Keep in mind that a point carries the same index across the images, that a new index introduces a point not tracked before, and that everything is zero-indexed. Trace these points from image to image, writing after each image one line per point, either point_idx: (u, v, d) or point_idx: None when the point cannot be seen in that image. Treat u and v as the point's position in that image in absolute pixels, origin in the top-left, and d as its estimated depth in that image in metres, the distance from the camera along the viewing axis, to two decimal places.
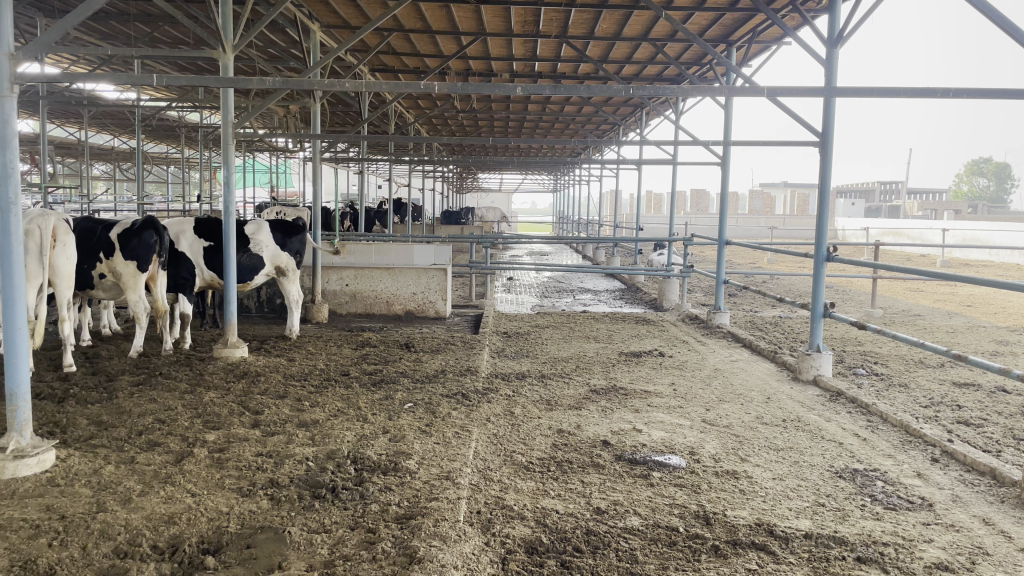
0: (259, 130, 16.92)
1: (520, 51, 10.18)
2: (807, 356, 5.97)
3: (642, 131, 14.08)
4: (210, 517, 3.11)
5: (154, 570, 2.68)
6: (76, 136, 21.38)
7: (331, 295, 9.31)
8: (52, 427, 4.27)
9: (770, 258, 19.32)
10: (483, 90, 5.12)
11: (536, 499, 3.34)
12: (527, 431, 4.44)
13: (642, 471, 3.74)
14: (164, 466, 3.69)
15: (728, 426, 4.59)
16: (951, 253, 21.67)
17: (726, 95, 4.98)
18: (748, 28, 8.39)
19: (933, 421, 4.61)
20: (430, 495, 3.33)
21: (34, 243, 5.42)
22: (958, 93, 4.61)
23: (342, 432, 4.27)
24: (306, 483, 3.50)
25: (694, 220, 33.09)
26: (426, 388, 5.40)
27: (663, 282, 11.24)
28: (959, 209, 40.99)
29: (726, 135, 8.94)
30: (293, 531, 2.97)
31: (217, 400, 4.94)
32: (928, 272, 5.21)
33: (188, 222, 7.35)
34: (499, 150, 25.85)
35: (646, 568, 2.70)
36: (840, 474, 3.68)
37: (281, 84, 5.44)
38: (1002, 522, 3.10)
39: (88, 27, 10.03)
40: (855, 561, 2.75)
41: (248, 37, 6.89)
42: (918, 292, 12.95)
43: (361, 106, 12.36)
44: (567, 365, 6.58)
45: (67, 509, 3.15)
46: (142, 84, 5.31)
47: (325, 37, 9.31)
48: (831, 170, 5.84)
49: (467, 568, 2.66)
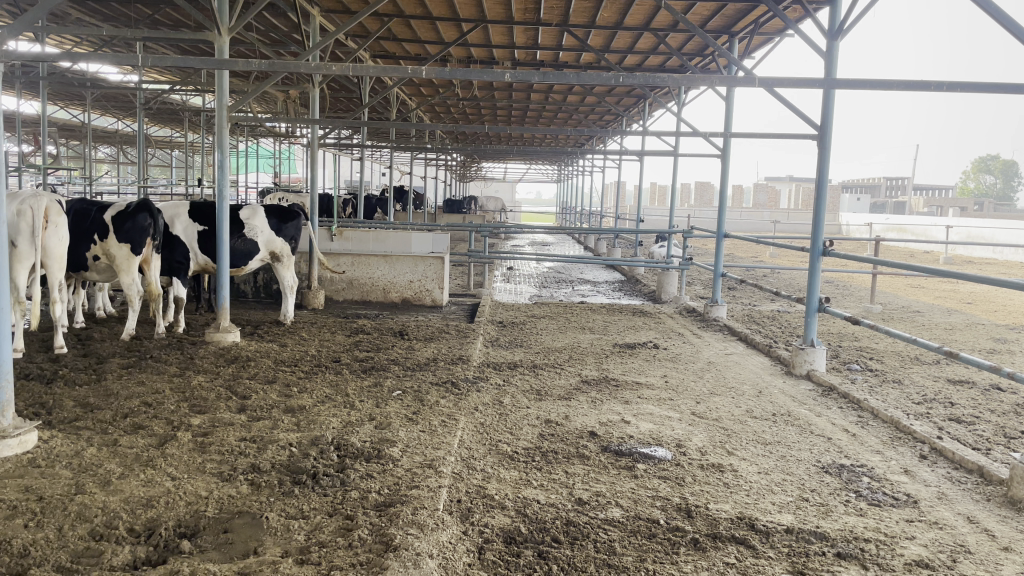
0: (261, 114, 16.85)
1: (519, 38, 10.08)
2: (801, 350, 5.92)
3: (644, 122, 13.98)
4: (188, 502, 3.09)
5: (128, 553, 2.65)
6: (78, 118, 21.29)
7: (328, 281, 9.28)
8: (38, 408, 4.26)
9: (773, 252, 19.32)
10: (474, 77, 5.01)
11: (518, 489, 3.32)
12: (515, 421, 4.41)
13: (626, 462, 3.71)
14: (146, 449, 3.67)
15: (717, 419, 4.56)
16: (955, 250, 21.65)
17: (723, 85, 4.92)
18: (750, 19, 8.29)
19: (923, 418, 4.57)
20: (411, 483, 3.31)
21: (25, 224, 5.34)
22: (951, 86, 4.55)
23: (328, 419, 4.25)
24: (288, 468, 3.49)
25: (699, 212, 32.89)
26: (416, 376, 5.39)
27: (662, 274, 11.18)
28: (964, 208, 40.65)
29: (727, 128, 8.87)
30: (270, 517, 2.95)
31: (205, 384, 4.92)
32: (926, 267, 5.14)
33: (183, 205, 7.32)
34: (503, 140, 25.79)
35: (623, 560, 2.67)
36: (826, 469, 3.65)
37: (271, 67, 5.33)
38: (987, 521, 3.06)
39: (88, 8, 9.94)
40: (834, 556, 2.72)
41: (245, 20, 6.80)
42: (918, 289, 12.86)
43: (362, 91, 12.28)
44: (560, 355, 6.56)
45: (45, 490, 3.13)
46: (132, 66, 5.24)
47: (324, 22, 9.23)
48: (829, 164, 5.77)
49: (442, 557, 2.64)
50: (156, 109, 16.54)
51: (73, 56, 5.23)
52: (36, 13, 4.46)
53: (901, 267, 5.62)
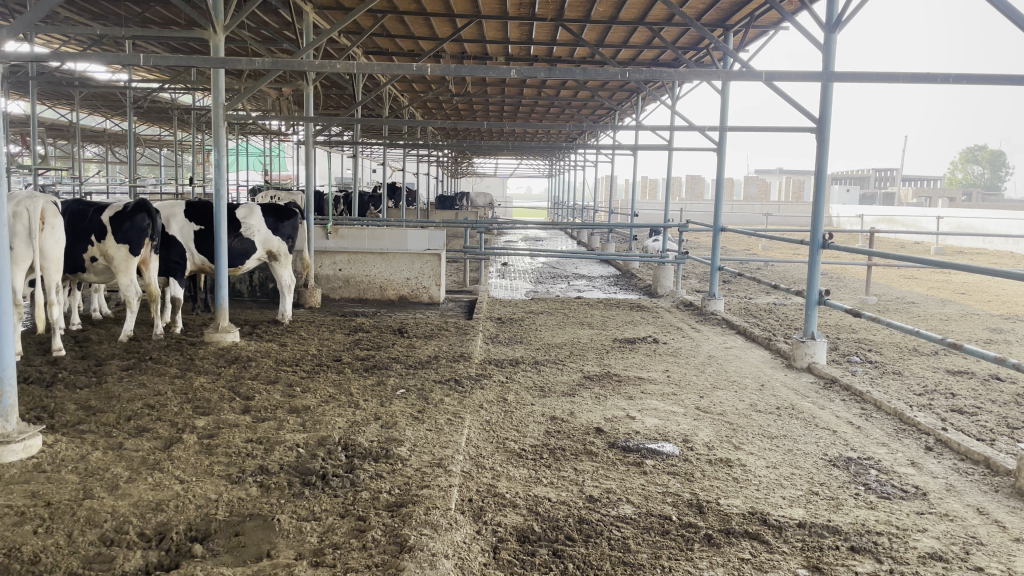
0: (252, 112, 16.76)
1: (514, 33, 10.05)
2: (802, 343, 5.94)
3: (637, 116, 13.97)
4: (198, 505, 3.08)
5: (141, 558, 2.63)
6: (67, 117, 21.11)
7: (324, 280, 9.25)
8: (40, 412, 4.22)
9: (766, 245, 19.38)
10: (478, 72, 4.96)
11: (529, 487, 3.32)
12: (520, 418, 4.41)
13: (635, 458, 3.72)
14: (152, 453, 3.64)
15: (722, 413, 4.57)
16: (945, 240, 21.80)
17: (724, 79, 4.91)
18: (746, 12, 8.31)
19: (927, 409, 4.60)
20: (422, 483, 3.30)
21: (21, 226, 5.30)
22: (958, 78, 4.54)
23: (333, 419, 4.23)
24: (297, 470, 3.47)
25: (691, 206, 32.89)
26: (419, 374, 5.38)
27: (657, 269, 11.16)
28: (952, 198, 40.89)
29: (723, 121, 8.88)
30: (282, 519, 2.93)
31: (207, 386, 4.88)
32: (922, 259, 5.11)
33: (179, 205, 7.24)
34: (495, 135, 25.76)
35: (638, 557, 2.67)
36: (834, 463, 3.67)
37: (271, 64, 5.27)
38: (997, 512, 3.08)
39: (77, 6, 9.83)
40: (848, 550, 2.74)
41: (239, 16, 6.72)
42: (912, 280, 12.93)
43: (354, 88, 12.19)
44: (560, 351, 6.56)
45: (53, 496, 3.10)
46: (130, 65, 5.18)
47: (318, 19, 9.17)
48: (828, 157, 5.78)
49: (458, 558, 2.63)
50: (147, 108, 16.42)
51: (65, 56, 5.18)
52: (33, 14, 4.45)
53: (900, 258, 5.61)
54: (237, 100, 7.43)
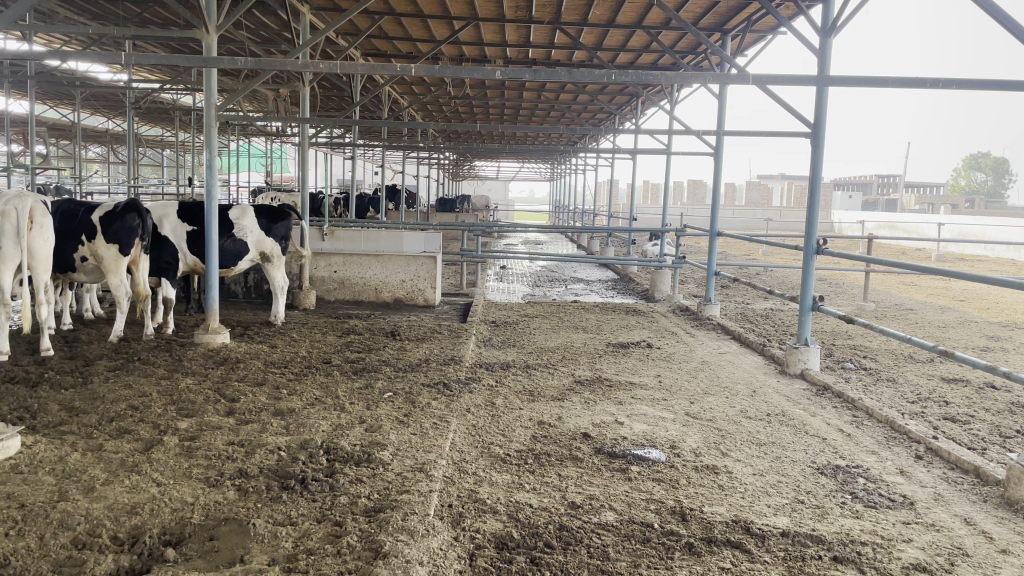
0: (252, 113, 16.77)
1: (511, 37, 10.03)
2: (796, 350, 5.88)
3: (636, 120, 13.96)
4: (174, 508, 3.03)
5: (110, 563, 2.59)
6: (69, 117, 21.14)
7: (319, 281, 9.20)
8: (22, 413, 4.17)
9: (766, 251, 19.32)
10: (466, 74, 4.92)
11: (511, 493, 3.27)
12: (507, 422, 4.37)
13: (620, 464, 3.67)
14: (132, 455, 3.60)
15: (712, 419, 4.53)
16: (947, 247, 21.69)
17: (717, 82, 4.86)
18: (743, 17, 8.27)
19: (919, 417, 4.54)
20: (402, 488, 3.26)
21: (10, 225, 5.28)
22: (947, 83, 4.51)
23: (318, 422, 4.18)
24: (276, 474, 3.42)
25: (692, 211, 32.75)
26: (408, 377, 5.34)
27: (655, 273, 11.09)
28: (955, 206, 40.81)
29: (720, 126, 8.85)
30: (258, 524, 2.89)
31: (193, 388, 4.84)
32: (914, 265, 5.03)
33: (172, 205, 7.21)
34: (497, 138, 25.74)
35: (617, 566, 2.62)
36: (821, 470, 3.62)
37: (255, 63, 5.19)
38: (984, 522, 3.04)
39: (75, 6, 9.82)
40: (831, 560, 2.68)
41: (232, 15, 6.67)
42: (912, 287, 12.85)
43: (352, 90, 12.17)
44: (552, 356, 6.51)
45: (28, 497, 3.06)
46: (117, 64, 5.14)
47: (314, 19, 9.13)
48: (821, 163, 5.73)
49: (433, 565, 2.59)
50: (147, 108, 16.41)
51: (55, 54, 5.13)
52: (17, 10, 4.38)
53: (894, 263, 5.51)
54: (232, 100, 7.37)
